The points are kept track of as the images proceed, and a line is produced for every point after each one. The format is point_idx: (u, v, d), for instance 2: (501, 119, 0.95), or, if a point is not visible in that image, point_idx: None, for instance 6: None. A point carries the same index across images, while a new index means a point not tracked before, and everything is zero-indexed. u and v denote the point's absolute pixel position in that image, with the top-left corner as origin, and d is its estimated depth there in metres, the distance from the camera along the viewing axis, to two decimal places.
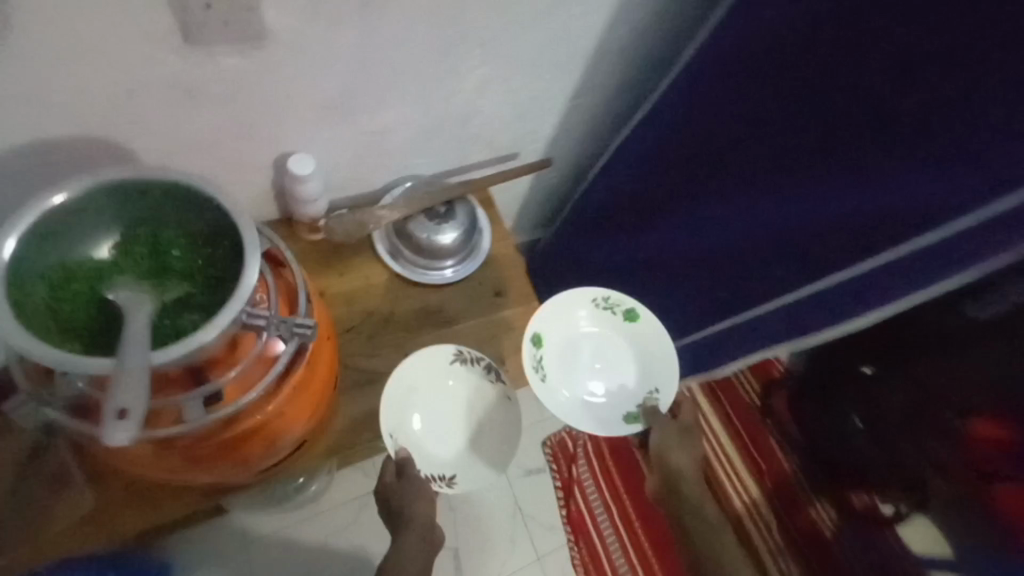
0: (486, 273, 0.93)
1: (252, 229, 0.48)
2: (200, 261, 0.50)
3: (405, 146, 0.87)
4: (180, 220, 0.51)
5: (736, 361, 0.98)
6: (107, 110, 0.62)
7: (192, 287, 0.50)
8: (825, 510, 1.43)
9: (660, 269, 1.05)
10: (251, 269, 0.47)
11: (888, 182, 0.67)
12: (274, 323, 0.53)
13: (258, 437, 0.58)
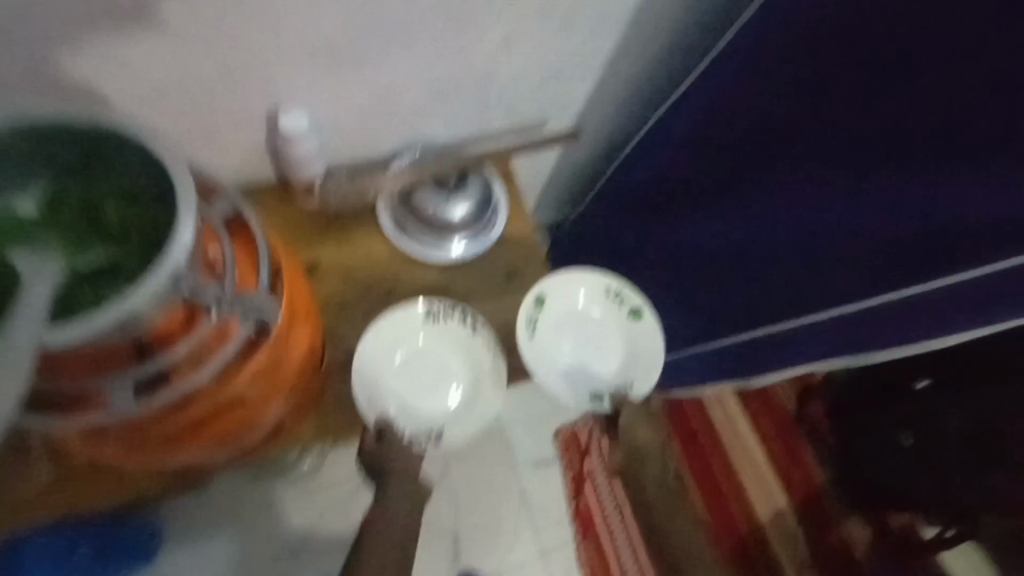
0: (499, 252, 0.84)
1: (189, 187, 0.41)
2: (133, 221, 0.44)
3: (416, 107, 0.77)
4: (113, 173, 0.44)
5: (785, 371, 0.85)
6: (71, 43, 0.55)
7: (121, 251, 0.43)
8: (857, 528, 1.33)
9: (704, 260, 0.94)
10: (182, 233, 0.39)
11: (973, 183, 0.62)
12: (224, 300, 0.47)
13: (212, 423, 0.52)
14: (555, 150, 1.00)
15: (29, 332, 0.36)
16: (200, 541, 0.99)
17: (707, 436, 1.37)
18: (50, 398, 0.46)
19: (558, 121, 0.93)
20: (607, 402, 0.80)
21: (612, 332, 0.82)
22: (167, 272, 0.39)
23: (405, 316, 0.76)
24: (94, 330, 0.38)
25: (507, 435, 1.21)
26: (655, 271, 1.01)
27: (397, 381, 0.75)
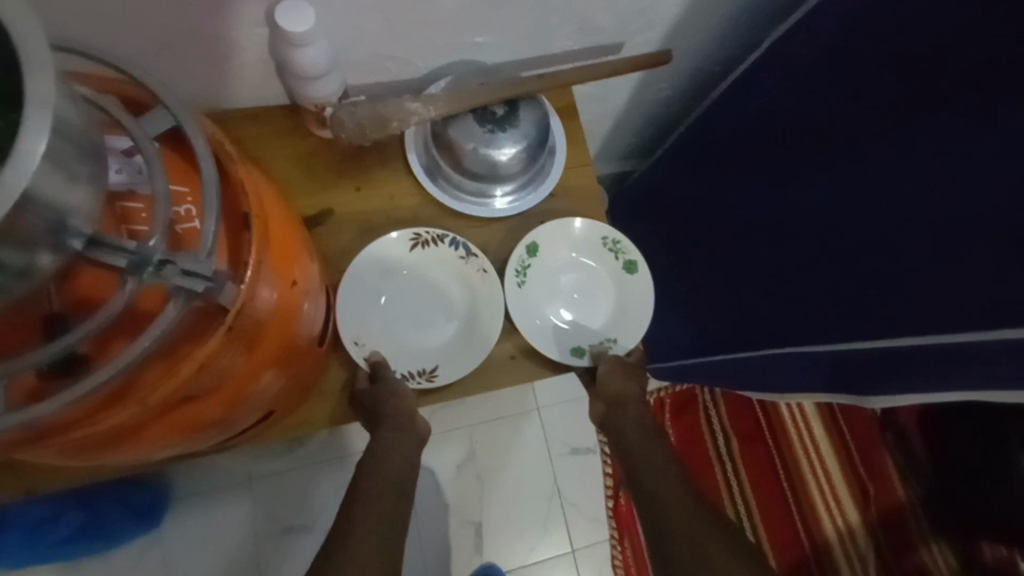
0: (552, 209, 0.68)
1: (48, 79, 0.24)
2: None
3: (458, 14, 0.59)
4: None
5: (910, 398, 0.57)
6: None
7: None
8: (943, 556, 1.09)
9: (785, 232, 0.69)
10: (29, 152, 0.23)
11: None
12: (149, 264, 0.31)
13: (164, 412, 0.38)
14: (630, 83, 0.80)
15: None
16: (205, 509, 0.92)
17: (773, 436, 1.19)
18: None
19: (638, 43, 0.73)
20: (587, 357, 0.66)
21: (603, 288, 0.69)
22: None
23: (387, 247, 0.63)
24: None
25: (540, 416, 1.08)
26: (723, 242, 0.79)
27: (378, 317, 0.63)
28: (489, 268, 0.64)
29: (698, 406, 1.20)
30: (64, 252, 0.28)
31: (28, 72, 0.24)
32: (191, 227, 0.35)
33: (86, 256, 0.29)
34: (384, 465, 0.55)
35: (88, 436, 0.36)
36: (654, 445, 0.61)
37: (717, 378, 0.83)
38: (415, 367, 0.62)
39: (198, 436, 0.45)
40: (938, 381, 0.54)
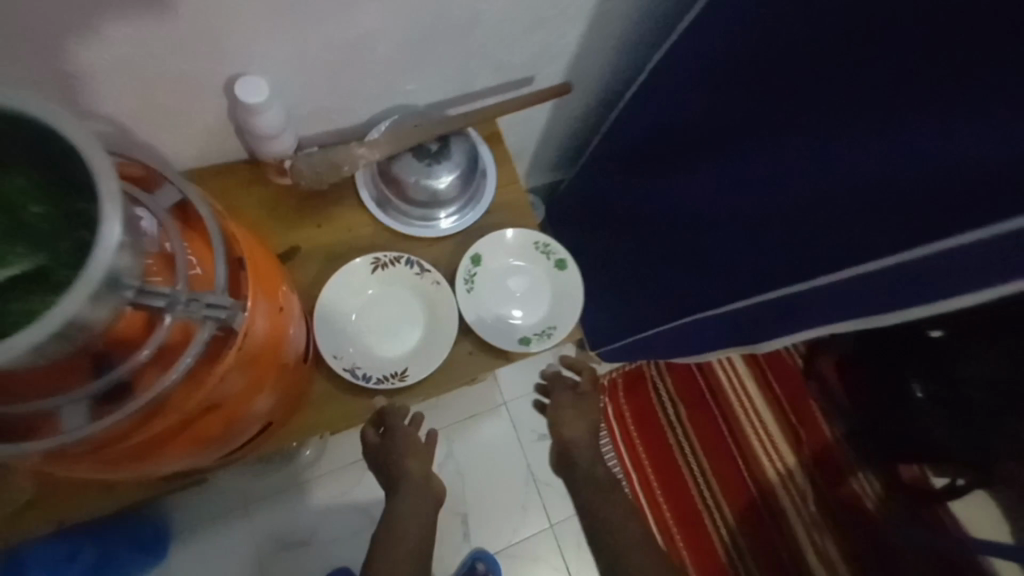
0: (490, 223, 0.79)
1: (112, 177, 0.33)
2: (58, 222, 0.34)
3: (387, 69, 0.70)
4: (32, 162, 0.35)
5: (791, 339, 0.72)
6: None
7: (52, 256, 0.34)
8: (868, 482, 1.30)
9: (686, 218, 0.84)
10: (106, 235, 0.32)
11: (939, 134, 0.48)
12: (180, 303, 0.41)
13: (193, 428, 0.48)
14: (547, 107, 0.94)
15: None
16: (204, 537, 0.98)
17: (714, 398, 1.33)
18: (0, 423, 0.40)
19: (546, 75, 0.86)
20: (535, 344, 0.76)
21: (541, 285, 0.81)
22: (96, 282, 0.32)
23: (351, 273, 0.73)
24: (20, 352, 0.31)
25: (509, 408, 1.19)
26: (644, 232, 0.94)
27: (352, 334, 0.73)
28: (442, 279, 0.75)
29: (647, 380, 1.33)
30: (123, 299, 0.37)
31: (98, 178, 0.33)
32: (208, 275, 0.45)
33: (136, 302, 0.38)
34: (401, 498, 0.70)
35: (130, 445, 0.45)
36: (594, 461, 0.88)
37: (654, 348, 1.00)
38: (387, 371, 0.71)
39: (211, 447, 0.53)
40: (805, 323, 0.68)
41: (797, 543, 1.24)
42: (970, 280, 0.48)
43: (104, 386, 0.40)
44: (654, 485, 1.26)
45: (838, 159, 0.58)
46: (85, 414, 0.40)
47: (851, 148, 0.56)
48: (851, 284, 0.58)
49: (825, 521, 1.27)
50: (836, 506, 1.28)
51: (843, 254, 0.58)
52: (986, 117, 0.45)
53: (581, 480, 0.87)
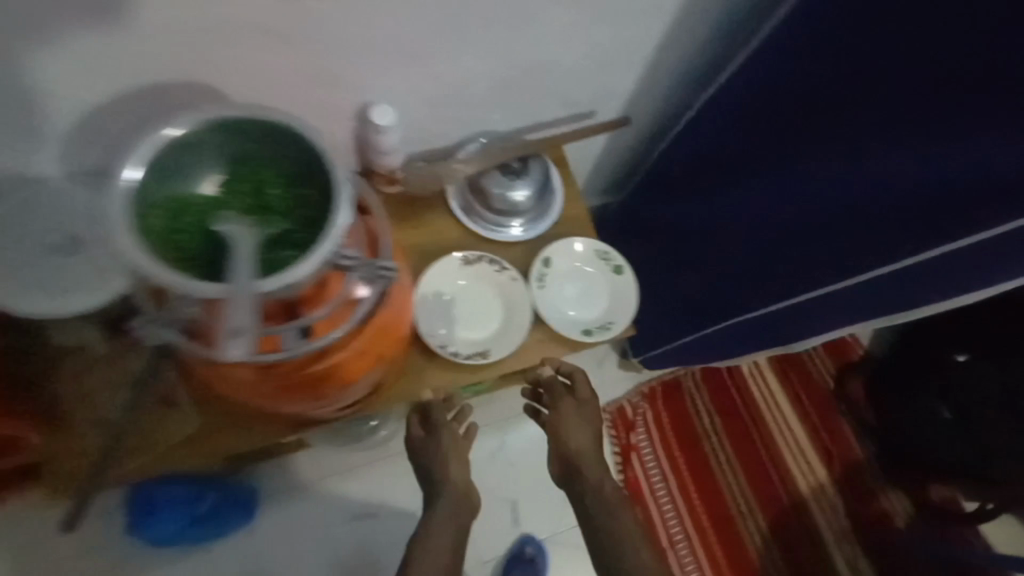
0: (556, 232, 0.93)
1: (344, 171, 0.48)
2: (293, 200, 0.49)
3: (480, 100, 0.85)
4: (279, 159, 0.50)
5: (830, 333, 0.87)
6: (187, 55, 0.63)
7: (290, 223, 0.48)
8: (897, 499, 1.35)
9: (732, 232, 0.97)
10: (342, 212, 0.47)
11: (949, 156, 0.62)
12: (361, 268, 0.55)
13: (345, 372, 0.63)
14: (603, 138, 1.07)
15: (245, 292, 0.42)
16: (284, 503, 1.11)
17: (748, 411, 1.38)
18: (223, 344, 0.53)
19: (606, 110, 0.99)
20: (596, 335, 0.88)
21: (601, 288, 0.93)
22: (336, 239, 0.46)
23: (443, 267, 0.87)
24: (281, 286, 0.45)
25: None
26: (691, 246, 1.07)
27: (441, 318, 0.86)
28: (517, 276, 0.88)
29: (683, 391, 1.38)
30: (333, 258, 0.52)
31: (336, 177, 0.48)
32: (375, 254, 0.59)
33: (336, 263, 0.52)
34: (442, 498, 0.76)
35: (302, 376, 0.60)
36: (598, 472, 0.79)
37: (696, 352, 1.15)
38: (471, 350, 0.84)
39: (347, 393, 0.67)
40: (845, 318, 0.82)
41: (829, 556, 1.29)
42: (986, 270, 0.63)
43: (300, 324, 0.54)
44: (690, 489, 1.31)
45: (876, 179, 0.71)
46: (294, 339, 0.55)
47: (884, 171, 0.70)
48: (882, 280, 0.73)
49: (857, 537, 1.31)
50: (865, 524, 1.32)
51: (880, 254, 0.72)
52: (992, 141, 0.59)
53: (589, 499, 0.77)
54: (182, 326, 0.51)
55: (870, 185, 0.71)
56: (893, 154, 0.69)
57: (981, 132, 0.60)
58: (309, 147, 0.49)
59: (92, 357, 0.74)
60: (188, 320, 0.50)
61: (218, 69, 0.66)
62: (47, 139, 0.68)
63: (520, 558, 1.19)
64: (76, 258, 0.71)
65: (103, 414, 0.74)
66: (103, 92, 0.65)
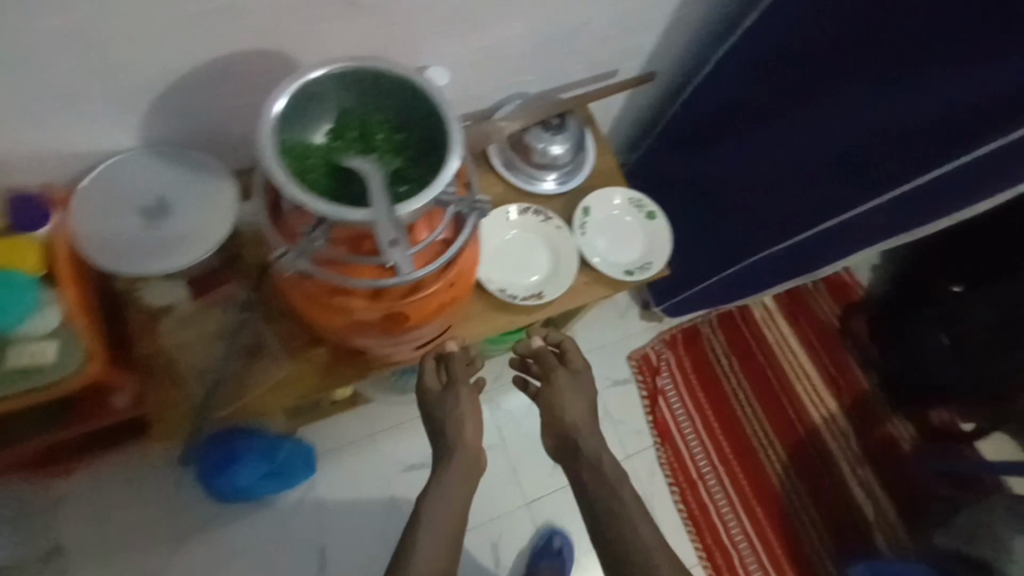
0: (591, 184, 1.00)
1: (451, 109, 0.53)
2: (400, 143, 0.56)
3: (519, 63, 0.91)
4: (384, 109, 0.57)
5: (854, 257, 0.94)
6: (272, 37, 0.68)
7: (401, 162, 0.55)
8: (903, 426, 1.46)
9: (751, 178, 1.04)
10: (456, 147, 0.52)
11: (959, 82, 0.71)
12: (464, 203, 0.62)
13: (438, 305, 0.68)
14: (624, 97, 1.14)
15: (387, 212, 0.48)
16: (341, 458, 1.18)
17: (762, 350, 1.48)
18: (346, 266, 0.58)
19: (628, 69, 1.05)
20: (637, 276, 0.96)
21: (636, 233, 1.00)
22: (455, 170, 0.52)
23: (494, 220, 0.95)
24: (415, 213, 0.51)
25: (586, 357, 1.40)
26: (712, 195, 1.14)
27: (495, 265, 0.93)
28: (562, 225, 0.96)
29: (703, 337, 1.48)
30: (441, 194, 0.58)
31: (440, 118, 0.54)
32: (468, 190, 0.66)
33: (441, 199, 0.60)
34: (455, 457, 0.75)
35: (406, 306, 0.65)
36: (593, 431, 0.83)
37: (721, 294, 1.24)
38: (525, 291, 0.91)
39: (433, 324, 0.73)
40: (860, 245, 0.91)
41: (844, 481, 1.40)
42: (996, 178, 0.71)
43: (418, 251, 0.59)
44: (713, 425, 1.41)
45: (895, 110, 0.79)
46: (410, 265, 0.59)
47: (907, 105, 0.77)
48: (900, 199, 0.82)
49: (868, 462, 1.42)
50: (876, 449, 1.43)
51: (897, 173, 0.81)
52: (1004, 67, 0.67)
53: (586, 473, 0.79)
54: (313, 254, 0.56)
55: (892, 113, 0.79)
56: (911, 88, 0.76)
57: (989, 58, 0.68)
58: (410, 94, 0.55)
59: (180, 315, 0.78)
60: (317, 250, 0.55)
61: (292, 43, 0.70)
62: (127, 119, 0.71)
63: (549, 549, 1.22)
64: (164, 223, 0.74)
65: (196, 366, 0.78)
66: (185, 65, 0.67)
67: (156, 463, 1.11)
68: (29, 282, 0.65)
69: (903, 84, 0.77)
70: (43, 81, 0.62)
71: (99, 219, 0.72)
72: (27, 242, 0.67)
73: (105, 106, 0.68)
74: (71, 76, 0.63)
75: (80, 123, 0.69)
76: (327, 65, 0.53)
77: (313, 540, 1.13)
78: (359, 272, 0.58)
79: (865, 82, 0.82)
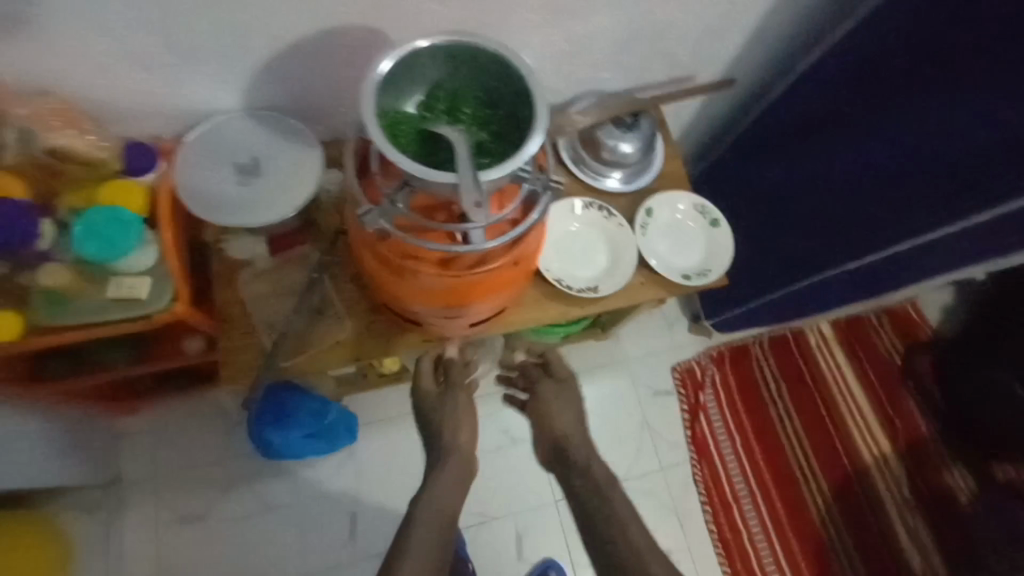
0: (657, 186, 1.00)
1: (539, 87, 0.56)
2: (485, 119, 0.59)
3: (599, 59, 0.92)
4: (475, 86, 0.60)
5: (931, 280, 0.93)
6: (372, 15, 0.72)
7: (485, 136, 0.58)
8: (963, 478, 1.37)
9: (823, 193, 1.02)
10: (540, 124, 0.54)
11: None
12: (538, 180, 0.64)
13: (500, 281, 0.70)
14: (698, 103, 1.13)
15: (470, 177, 0.51)
16: (382, 432, 1.22)
17: (814, 378, 1.43)
18: (420, 228, 0.61)
19: (706, 75, 1.05)
20: (695, 280, 0.95)
21: (697, 239, 1.00)
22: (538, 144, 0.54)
23: (557, 212, 0.96)
24: (495, 182, 0.53)
25: (630, 362, 1.39)
26: (779, 209, 1.12)
27: (554, 255, 0.94)
28: (624, 223, 0.96)
29: (751, 358, 1.44)
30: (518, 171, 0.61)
31: (527, 97, 0.57)
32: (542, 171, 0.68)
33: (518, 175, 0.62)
34: (452, 457, 0.81)
35: (470, 279, 0.67)
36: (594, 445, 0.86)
37: (781, 310, 1.22)
38: (582, 283, 0.92)
39: (492, 301, 0.75)
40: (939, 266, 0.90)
41: (891, 526, 1.33)
42: None
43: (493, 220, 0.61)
44: (755, 448, 1.37)
45: (990, 130, 0.75)
46: (480, 236, 0.61)
47: (1003, 127, 0.74)
48: (986, 225, 0.79)
49: (921, 510, 1.34)
50: (929, 498, 1.35)
51: (985, 198, 0.77)
52: None
53: (578, 480, 0.82)
54: (393, 216, 0.60)
55: (988, 136, 0.76)
56: (1010, 108, 0.73)
57: None
58: (501, 72, 0.58)
59: (258, 270, 0.84)
60: (399, 214, 0.60)
61: (388, 22, 0.73)
62: (231, 84, 0.77)
63: None
64: (254, 181, 0.80)
65: (267, 317, 0.83)
66: (291, 36, 0.72)
67: (214, 411, 1.18)
68: (134, 220, 0.69)
69: (999, 106, 0.74)
70: (163, 44, 0.68)
71: (198, 171, 0.78)
72: (136, 184, 0.74)
73: (214, 69, 0.73)
74: (189, 40, 0.68)
75: (191, 84, 0.74)
76: (426, 39, 0.56)
77: (346, 504, 1.17)
78: (431, 235, 0.61)
79: (957, 102, 0.79)
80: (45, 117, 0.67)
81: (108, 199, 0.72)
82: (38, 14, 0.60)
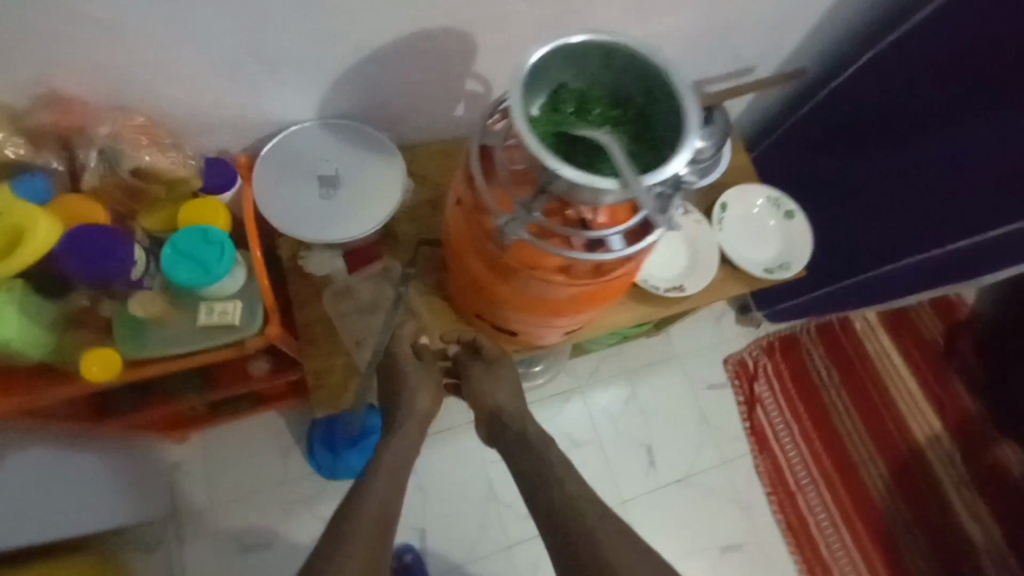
0: (727, 181, 0.98)
1: (684, 82, 0.53)
2: (620, 118, 0.56)
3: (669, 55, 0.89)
4: (605, 83, 0.57)
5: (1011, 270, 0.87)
6: (455, 15, 0.67)
7: (624, 137, 0.55)
8: (1013, 452, 1.38)
9: (887, 183, 0.99)
10: (692, 120, 0.51)
11: None
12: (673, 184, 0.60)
13: (618, 286, 0.67)
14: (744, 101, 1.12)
15: (636, 183, 0.48)
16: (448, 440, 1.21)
17: (864, 363, 1.43)
18: (551, 233, 0.58)
19: (766, 66, 1.02)
20: (778, 274, 0.94)
21: (773, 232, 0.98)
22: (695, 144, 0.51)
23: None
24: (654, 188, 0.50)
25: (683, 358, 1.38)
26: (835, 201, 1.10)
27: None
28: (701, 220, 0.94)
29: (801, 347, 1.43)
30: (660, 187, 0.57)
31: (669, 92, 0.53)
32: None
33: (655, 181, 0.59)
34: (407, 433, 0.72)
35: (593, 286, 0.64)
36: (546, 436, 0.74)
37: (836, 304, 1.19)
38: (669, 283, 0.89)
39: (603, 306, 0.72)
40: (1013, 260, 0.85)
41: (949, 505, 1.34)
42: None
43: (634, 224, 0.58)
44: (813, 438, 1.37)
45: None
46: (619, 243, 0.59)
47: None
48: None
49: (976, 486, 1.36)
50: (985, 473, 1.37)
51: None
52: None
53: None
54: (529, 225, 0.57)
55: None
56: None
57: None
58: (636, 68, 0.55)
59: (341, 286, 0.80)
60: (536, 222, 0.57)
61: (474, 20, 0.69)
62: (306, 94, 0.72)
63: None
64: (336, 192, 0.76)
65: (354, 334, 0.79)
66: (367, 42, 0.67)
67: (271, 436, 1.14)
68: (225, 242, 0.64)
69: None
70: (232, 57, 0.63)
71: (278, 185, 0.74)
72: (216, 201, 0.68)
73: (287, 79, 0.68)
74: (274, 47, 0.64)
75: (265, 96, 0.70)
76: (556, 40, 0.53)
77: (414, 522, 1.17)
78: (566, 242, 0.59)
79: None
80: (131, 133, 0.63)
81: (190, 219, 0.67)
82: (106, 31, 0.55)
